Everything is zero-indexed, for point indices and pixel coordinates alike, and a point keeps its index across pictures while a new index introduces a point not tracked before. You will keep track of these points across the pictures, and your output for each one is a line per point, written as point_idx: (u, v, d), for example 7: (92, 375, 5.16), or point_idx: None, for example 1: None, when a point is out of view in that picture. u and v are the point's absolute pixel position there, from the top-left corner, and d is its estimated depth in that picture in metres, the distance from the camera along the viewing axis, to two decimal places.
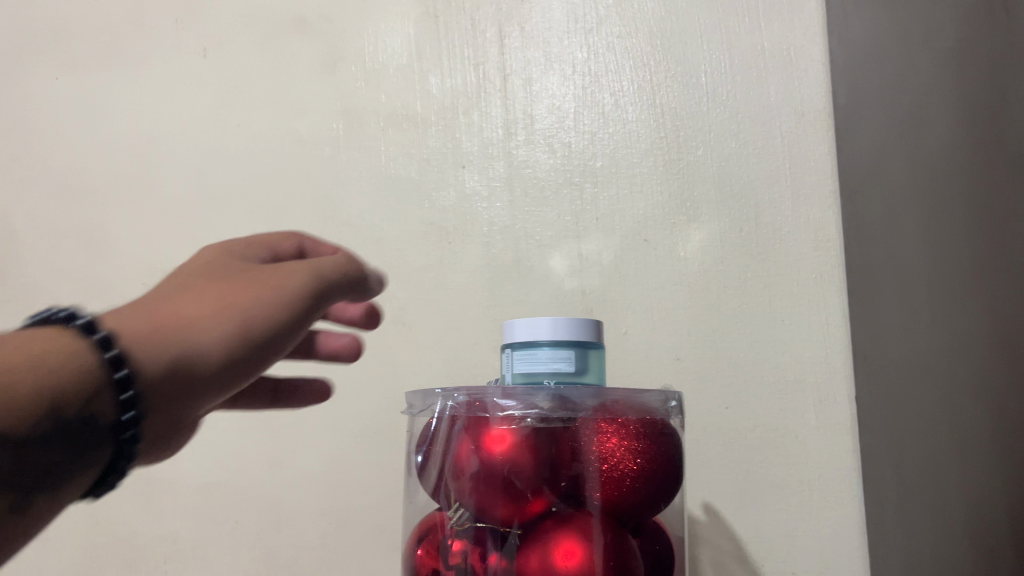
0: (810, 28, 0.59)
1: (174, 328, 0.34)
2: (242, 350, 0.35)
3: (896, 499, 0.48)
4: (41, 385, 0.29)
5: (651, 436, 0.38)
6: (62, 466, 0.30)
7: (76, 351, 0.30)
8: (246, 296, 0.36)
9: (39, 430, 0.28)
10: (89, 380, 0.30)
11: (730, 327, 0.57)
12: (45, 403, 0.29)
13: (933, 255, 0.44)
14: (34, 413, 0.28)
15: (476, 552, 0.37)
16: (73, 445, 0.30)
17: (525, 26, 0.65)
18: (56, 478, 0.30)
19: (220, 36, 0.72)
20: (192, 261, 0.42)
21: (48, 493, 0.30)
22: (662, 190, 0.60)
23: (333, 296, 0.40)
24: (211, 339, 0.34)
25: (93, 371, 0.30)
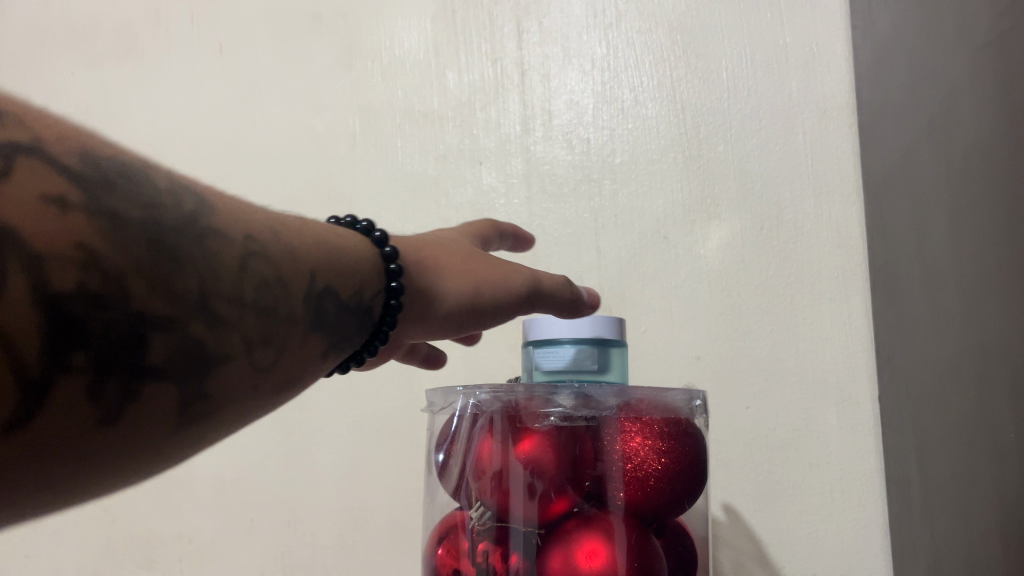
0: (833, 23, 0.57)
1: (428, 270, 0.40)
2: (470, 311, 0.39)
3: (921, 500, 0.48)
4: (338, 266, 0.34)
5: (676, 436, 0.38)
6: (347, 336, 0.35)
7: (361, 255, 0.36)
8: (489, 270, 0.41)
9: (339, 296, 0.34)
10: (371, 279, 0.36)
11: (751, 325, 0.56)
12: (337, 282, 0.34)
13: (962, 248, 0.42)
14: (332, 285, 0.34)
15: (498, 552, 0.36)
16: (351, 325, 0.35)
17: (543, 20, 0.64)
18: (339, 345, 0.35)
19: (236, 31, 0.72)
20: (453, 233, 0.47)
21: (330, 358, 0.34)
22: (681, 186, 0.60)
23: (548, 308, 0.42)
24: (459, 291, 0.39)
25: (374, 272, 0.36)
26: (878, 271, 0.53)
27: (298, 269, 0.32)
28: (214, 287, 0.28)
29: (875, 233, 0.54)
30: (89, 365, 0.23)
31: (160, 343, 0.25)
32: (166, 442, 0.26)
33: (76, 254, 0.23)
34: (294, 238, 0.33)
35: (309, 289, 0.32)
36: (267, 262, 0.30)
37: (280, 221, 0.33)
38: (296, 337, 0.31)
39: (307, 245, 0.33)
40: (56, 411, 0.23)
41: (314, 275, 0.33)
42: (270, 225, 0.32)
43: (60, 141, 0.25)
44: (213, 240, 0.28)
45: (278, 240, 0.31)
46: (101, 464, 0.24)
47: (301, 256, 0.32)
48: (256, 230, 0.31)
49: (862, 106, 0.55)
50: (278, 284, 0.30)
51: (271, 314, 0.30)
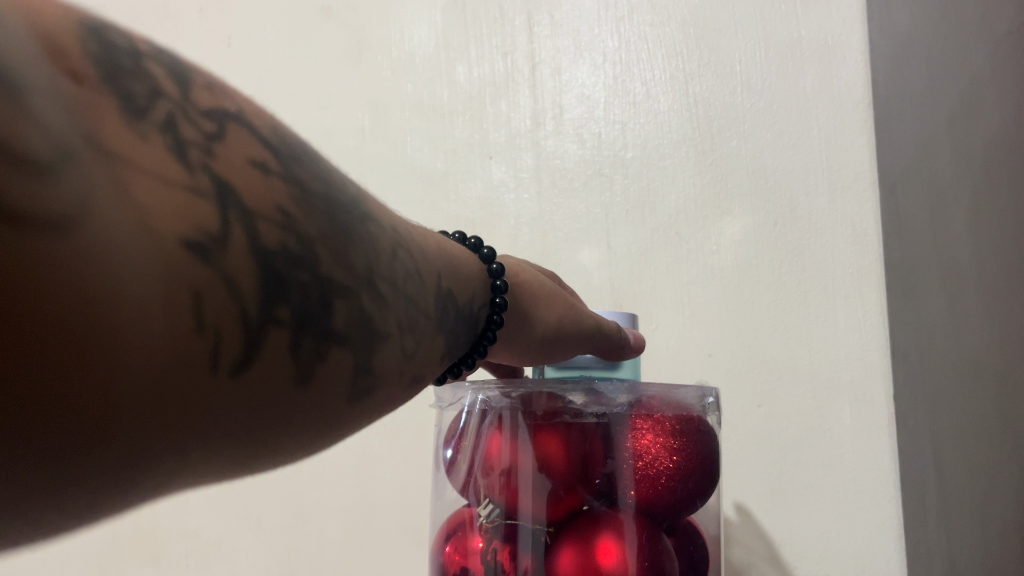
0: (850, 16, 0.56)
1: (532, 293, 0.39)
2: (551, 340, 0.39)
3: (938, 500, 0.47)
4: (457, 273, 0.33)
5: (688, 433, 0.37)
6: (459, 343, 0.34)
7: (475, 269, 0.36)
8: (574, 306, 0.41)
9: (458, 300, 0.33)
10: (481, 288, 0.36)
11: (765, 323, 0.56)
12: (458, 290, 0.33)
13: (989, 244, 0.42)
14: (453, 291, 0.32)
15: (506, 550, 0.36)
16: (463, 331, 0.34)
17: (554, 14, 0.63)
18: (455, 349, 0.34)
19: (244, 24, 0.71)
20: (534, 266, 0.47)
21: (444, 363, 0.33)
22: (694, 181, 0.59)
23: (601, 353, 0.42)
24: (550, 318, 0.39)
25: (483, 282, 0.36)
26: (895, 268, 0.52)
27: (429, 269, 0.31)
28: (378, 266, 0.26)
29: (891, 230, 0.53)
30: (294, 321, 0.22)
31: (344, 309, 0.24)
32: (341, 408, 0.25)
33: (279, 215, 0.22)
34: (424, 242, 0.32)
35: (437, 293, 0.31)
36: (407, 255, 0.29)
37: (416, 233, 0.32)
38: (427, 332, 0.30)
39: (436, 253, 0.32)
40: (268, 363, 0.21)
41: (443, 276, 0.32)
42: (406, 230, 0.31)
43: (252, 117, 0.24)
44: (369, 223, 0.27)
45: (409, 238, 0.30)
46: (290, 427, 0.23)
47: (430, 258, 0.31)
48: (396, 232, 0.29)
49: (878, 101, 0.54)
50: (418, 275, 0.29)
51: (412, 304, 0.28)
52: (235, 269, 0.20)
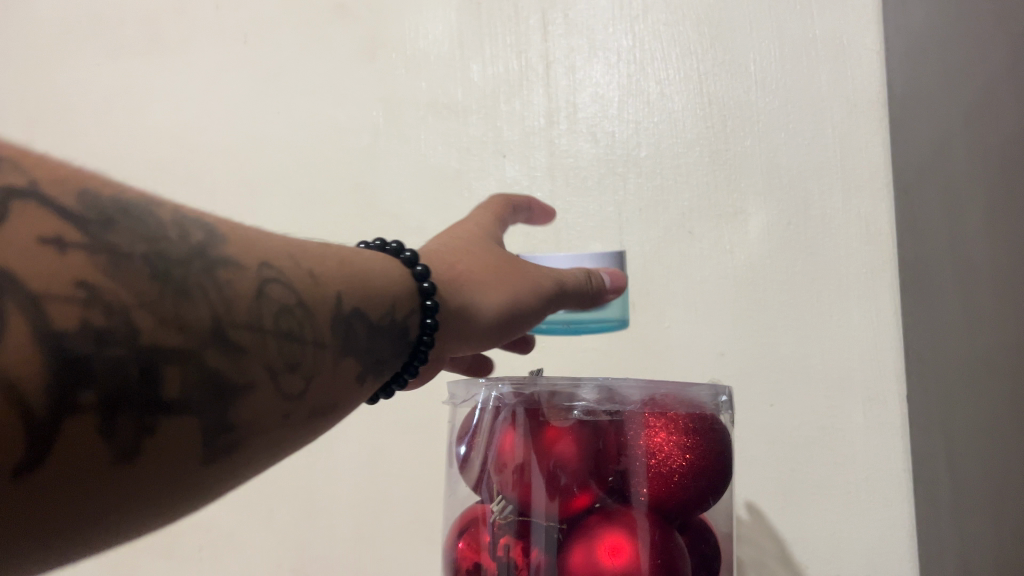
0: (864, 14, 0.56)
1: (466, 286, 0.40)
2: (504, 325, 0.40)
3: (950, 501, 0.47)
4: (365, 289, 0.33)
5: (701, 431, 0.37)
6: (379, 366, 0.34)
7: (390, 275, 0.36)
8: (518, 279, 0.41)
9: (371, 318, 0.33)
10: (408, 301, 0.36)
11: (777, 322, 0.56)
12: (371, 308, 0.33)
13: (993, 245, 0.42)
14: (361, 307, 0.33)
15: (518, 546, 0.36)
16: (385, 348, 0.34)
17: (568, 12, 0.63)
18: (375, 372, 0.34)
19: (260, 22, 0.72)
20: (466, 225, 0.47)
21: (367, 388, 0.34)
22: (706, 180, 0.59)
23: (569, 301, 0.44)
24: (490, 306, 0.40)
25: (406, 292, 0.36)
26: (908, 269, 0.52)
27: (322, 295, 0.31)
28: (229, 316, 0.27)
29: (904, 229, 0.53)
30: (102, 401, 0.23)
31: (172, 376, 0.24)
32: (194, 472, 0.25)
33: (79, 294, 0.23)
34: (318, 265, 0.32)
35: (336, 317, 0.31)
36: (287, 289, 0.29)
37: (298, 246, 0.32)
38: (327, 363, 0.30)
39: (332, 271, 0.32)
40: (67, 449, 0.22)
41: (343, 297, 0.32)
42: (290, 250, 0.31)
43: (67, 185, 0.25)
44: (229, 269, 0.28)
45: (296, 266, 0.31)
46: (111, 504, 0.23)
47: (325, 281, 0.31)
48: (271, 259, 0.30)
49: (894, 101, 0.54)
50: (302, 305, 0.29)
51: (299, 339, 0.29)
52: (10, 372, 0.21)
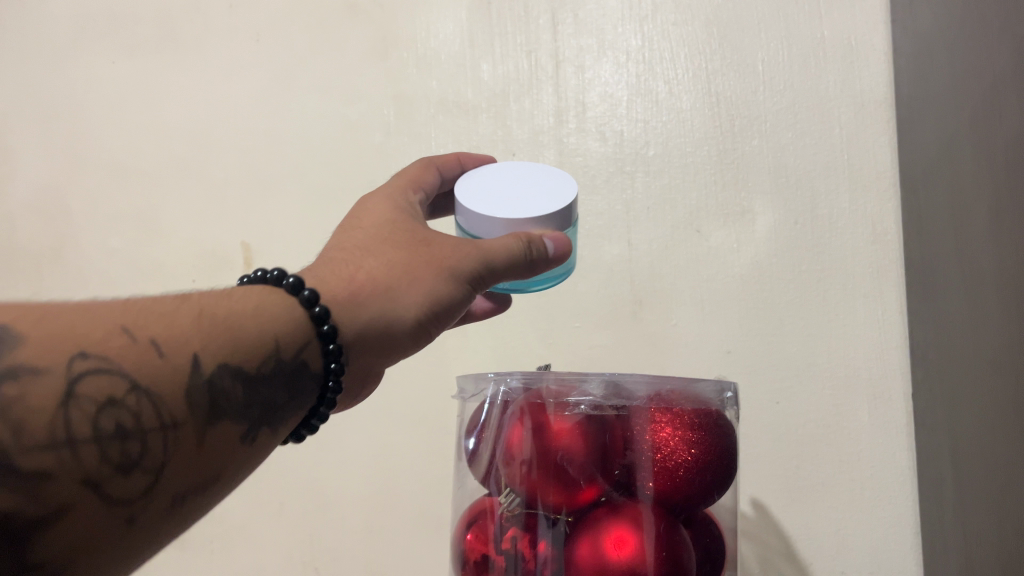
0: (873, 16, 0.57)
1: (369, 292, 0.39)
2: (417, 324, 0.41)
3: (954, 498, 0.48)
4: (225, 349, 0.32)
5: (706, 427, 0.38)
6: (263, 423, 0.33)
7: (263, 315, 0.35)
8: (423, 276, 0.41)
9: (244, 373, 0.32)
10: (291, 341, 0.35)
11: (783, 321, 0.56)
12: (230, 368, 0.32)
13: (998, 243, 0.42)
14: (227, 360, 0.32)
15: (526, 539, 0.37)
16: (275, 394, 0.34)
17: (578, 12, 0.64)
18: (263, 429, 0.33)
19: (274, 21, 0.73)
20: (378, 210, 0.45)
21: (261, 444, 0.33)
22: (714, 180, 0.59)
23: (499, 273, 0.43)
24: (410, 303, 0.40)
25: (289, 332, 0.35)
26: (915, 268, 0.53)
27: (167, 370, 0.30)
28: (24, 435, 0.26)
29: (911, 230, 0.54)
30: None
31: None
32: None
33: None
34: (163, 333, 0.31)
35: (187, 389, 0.30)
36: (115, 378, 0.28)
37: (135, 313, 0.31)
38: (183, 442, 0.30)
39: (185, 333, 0.31)
40: None
41: (197, 363, 0.31)
42: (119, 322, 0.30)
43: None
44: (23, 381, 0.27)
45: (130, 344, 0.30)
46: None
47: (174, 351, 0.31)
48: (88, 339, 0.29)
49: (901, 101, 0.55)
50: (133, 390, 0.29)
51: (133, 429, 0.28)
52: None
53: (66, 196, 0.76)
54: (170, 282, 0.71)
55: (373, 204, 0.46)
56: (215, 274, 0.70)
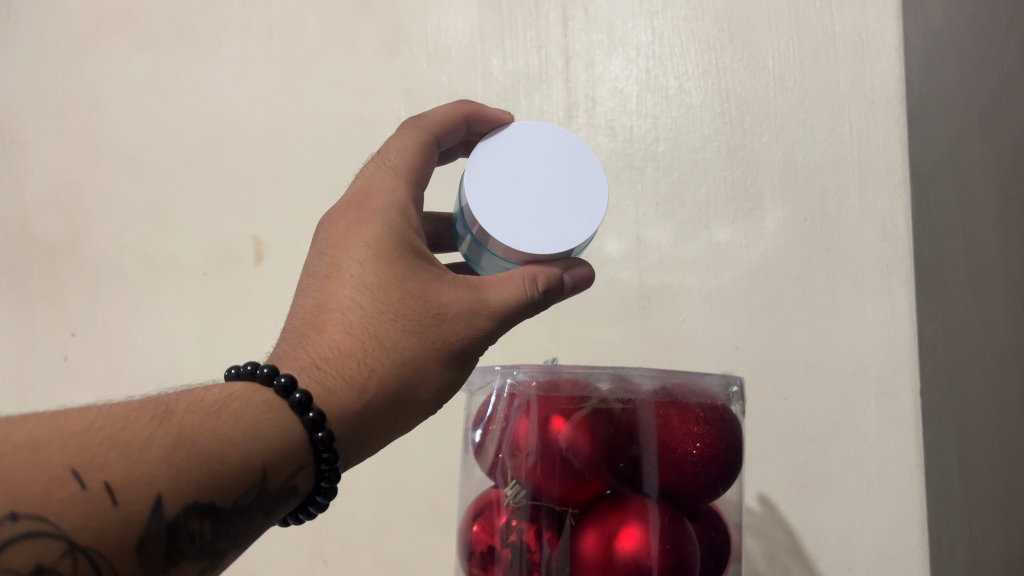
0: (885, 12, 0.57)
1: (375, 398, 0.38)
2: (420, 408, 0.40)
3: (960, 495, 0.48)
4: (192, 495, 0.32)
5: (711, 421, 0.38)
6: (230, 551, 0.34)
7: (248, 431, 0.34)
8: (430, 371, 0.39)
9: (211, 510, 0.33)
10: (281, 461, 0.35)
11: (791, 318, 0.56)
12: (195, 516, 0.32)
13: (1004, 242, 0.42)
14: (195, 501, 0.32)
15: (531, 530, 0.37)
16: (252, 514, 0.34)
17: (589, 8, 0.64)
18: (230, 554, 0.34)
19: (286, 17, 0.73)
20: (363, 249, 0.41)
21: (224, 566, 0.34)
22: (723, 175, 0.59)
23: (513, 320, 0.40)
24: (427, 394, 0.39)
25: (274, 455, 0.35)
26: (925, 266, 0.53)
27: (117, 524, 0.30)
28: None
29: (921, 227, 0.54)
30: None
31: None
32: None
33: None
34: (123, 479, 0.30)
35: (140, 541, 0.31)
36: (49, 544, 0.29)
37: (105, 443, 0.31)
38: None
39: (148, 474, 0.31)
40: None
41: (157, 513, 0.31)
42: (77, 463, 0.30)
43: None
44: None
45: (81, 497, 0.30)
46: None
47: (129, 499, 0.30)
48: (36, 494, 0.29)
49: (912, 97, 0.55)
50: (69, 553, 0.29)
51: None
52: None
53: (80, 189, 0.77)
54: (181, 275, 0.72)
55: (359, 242, 0.42)
56: (226, 268, 0.71)
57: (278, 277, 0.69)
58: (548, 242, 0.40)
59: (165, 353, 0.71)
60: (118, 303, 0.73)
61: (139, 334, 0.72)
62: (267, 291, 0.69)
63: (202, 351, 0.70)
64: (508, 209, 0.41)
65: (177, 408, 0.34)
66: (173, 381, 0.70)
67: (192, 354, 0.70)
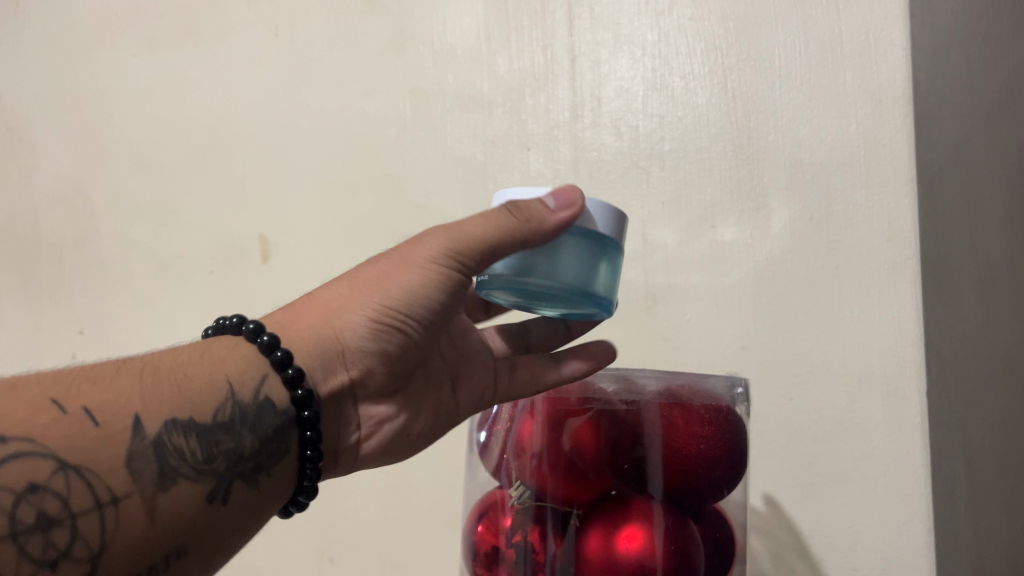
0: (891, 11, 0.57)
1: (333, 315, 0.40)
2: (384, 348, 0.40)
3: (966, 496, 0.48)
4: (172, 414, 0.34)
5: (716, 422, 0.38)
6: (233, 478, 0.35)
7: (215, 362, 0.37)
8: (378, 293, 0.40)
9: (194, 425, 0.35)
10: (250, 381, 0.37)
11: (798, 318, 0.56)
12: (180, 435, 0.34)
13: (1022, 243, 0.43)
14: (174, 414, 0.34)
15: (535, 531, 0.38)
16: (241, 439, 0.36)
17: (594, 7, 0.64)
18: (234, 483, 0.35)
19: (292, 16, 0.73)
20: None
21: (235, 503, 0.35)
22: (730, 175, 0.59)
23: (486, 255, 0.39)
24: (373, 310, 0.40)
25: (243, 375, 0.37)
26: (931, 266, 0.53)
27: (105, 442, 0.32)
28: None
29: (929, 227, 0.53)
30: None
31: None
32: None
33: None
34: (102, 405, 0.33)
35: (128, 458, 0.33)
36: (41, 463, 0.31)
37: (75, 382, 0.34)
38: (128, 514, 0.32)
39: (122, 398, 0.34)
40: None
41: (138, 428, 0.33)
42: (53, 395, 0.33)
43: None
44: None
45: (63, 419, 0.32)
46: None
47: (109, 418, 0.33)
48: (22, 421, 0.31)
49: (919, 97, 0.55)
50: (61, 470, 0.31)
51: (58, 516, 0.30)
52: None
53: (88, 187, 0.77)
54: (188, 274, 0.72)
55: None
56: (232, 266, 0.71)
57: (284, 275, 0.69)
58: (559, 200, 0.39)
59: (172, 351, 0.71)
60: (125, 301, 0.74)
61: (146, 332, 0.72)
62: (273, 290, 0.69)
63: None
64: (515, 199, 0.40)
65: (135, 359, 0.37)
66: None
67: None
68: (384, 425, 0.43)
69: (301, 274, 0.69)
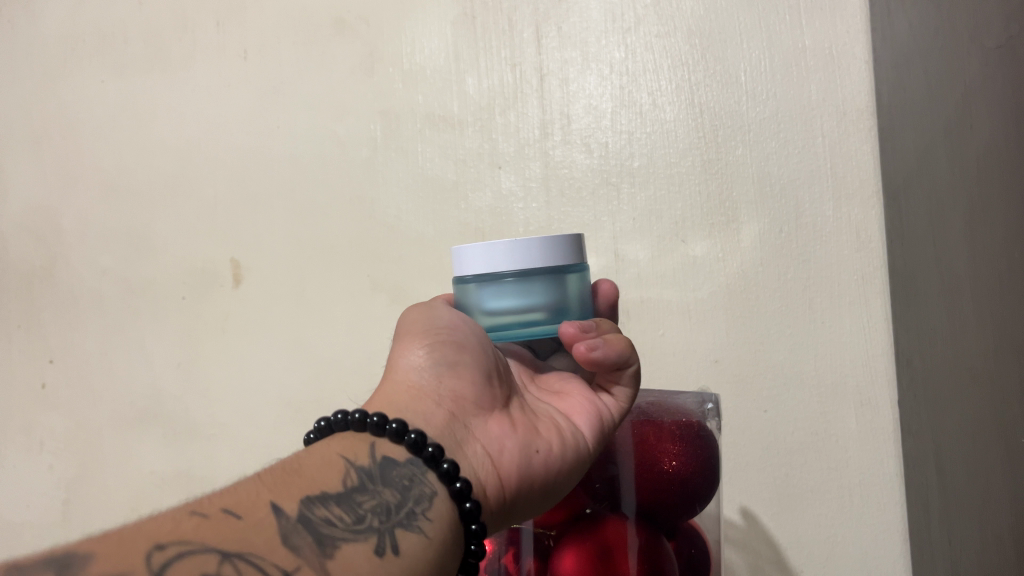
0: (851, 27, 0.56)
1: (403, 375, 0.39)
2: (454, 369, 0.39)
3: (940, 505, 0.51)
4: (304, 494, 0.32)
5: (687, 437, 0.38)
6: (394, 529, 0.32)
7: (322, 450, 0.36)
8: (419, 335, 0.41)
9: (331, 498, 0.32)
10: (362, 451, 0.35)
11: (771, 329, 0.57)
12: (321, 507, 0.32)
13: (995, 262, 0.46)
14: (308, 491, 0.32)
15: (509, 553, 0.39)
16: (381, 499, 0.33)
17: (561, 25, 0.63)
18: (397, 532, 0.32)
19: (258, 40, 0.71)
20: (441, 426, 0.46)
21: (407, 551, 0.32)
22: (700, 190, 0.59)
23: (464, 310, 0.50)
24: (424, 346, 0.40)
25: (355, 451, 0.35)
26: (898, 276, 0.54)
27: (254, 527, 0.30)
28: None
29: (894, 237, 0.54)
30: None
31: None
32: None
33: None
34: (236, 503, 0.31)
35: (283, 536, 0.30)
36: (202, 558, 0.28)
37: (193, 500, 0.31)
38: None
39: (250, 493, 0.32)
40: None
41: (280, 510, 0.31)
42: (185, 509, 0.30)
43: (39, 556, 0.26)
44: None
45: (209, 520, 0.29)
46: None
47: (249, 510, 0.31)
48: (161, 532, 0.28)
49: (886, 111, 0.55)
50: (224, 560, 0.28)
51: None
52: None
53: (56, 215, 0.76)
54: (160, 301, 0.72)
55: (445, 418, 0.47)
56: (205, 291, 0.71)
57: (258, 299, 0.69)
58: (519, 256, 0.42)
59: (146, 377, 0.72)
60: (95, 329, 0.74)
61: (119, 360, 0.73)
62: (247, 314, 0.69)
63: (183, 376, 0.71)
64: (478, 263, 0.42)
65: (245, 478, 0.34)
66: (153, 406, 0.71)
67: (172, 379, 0.71)
68: (514, 451, 0.37)
69: (275, 297, 0.69)
